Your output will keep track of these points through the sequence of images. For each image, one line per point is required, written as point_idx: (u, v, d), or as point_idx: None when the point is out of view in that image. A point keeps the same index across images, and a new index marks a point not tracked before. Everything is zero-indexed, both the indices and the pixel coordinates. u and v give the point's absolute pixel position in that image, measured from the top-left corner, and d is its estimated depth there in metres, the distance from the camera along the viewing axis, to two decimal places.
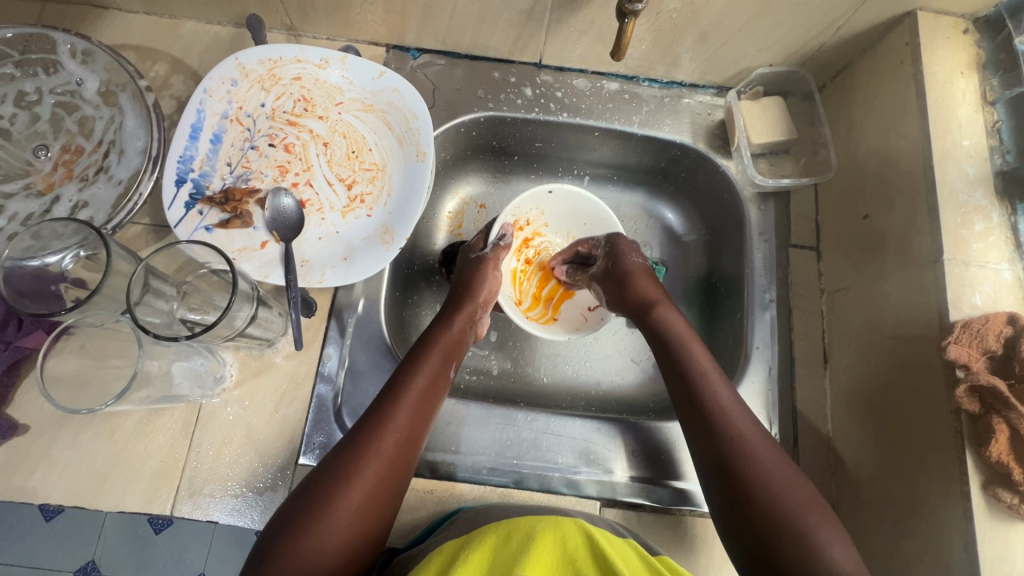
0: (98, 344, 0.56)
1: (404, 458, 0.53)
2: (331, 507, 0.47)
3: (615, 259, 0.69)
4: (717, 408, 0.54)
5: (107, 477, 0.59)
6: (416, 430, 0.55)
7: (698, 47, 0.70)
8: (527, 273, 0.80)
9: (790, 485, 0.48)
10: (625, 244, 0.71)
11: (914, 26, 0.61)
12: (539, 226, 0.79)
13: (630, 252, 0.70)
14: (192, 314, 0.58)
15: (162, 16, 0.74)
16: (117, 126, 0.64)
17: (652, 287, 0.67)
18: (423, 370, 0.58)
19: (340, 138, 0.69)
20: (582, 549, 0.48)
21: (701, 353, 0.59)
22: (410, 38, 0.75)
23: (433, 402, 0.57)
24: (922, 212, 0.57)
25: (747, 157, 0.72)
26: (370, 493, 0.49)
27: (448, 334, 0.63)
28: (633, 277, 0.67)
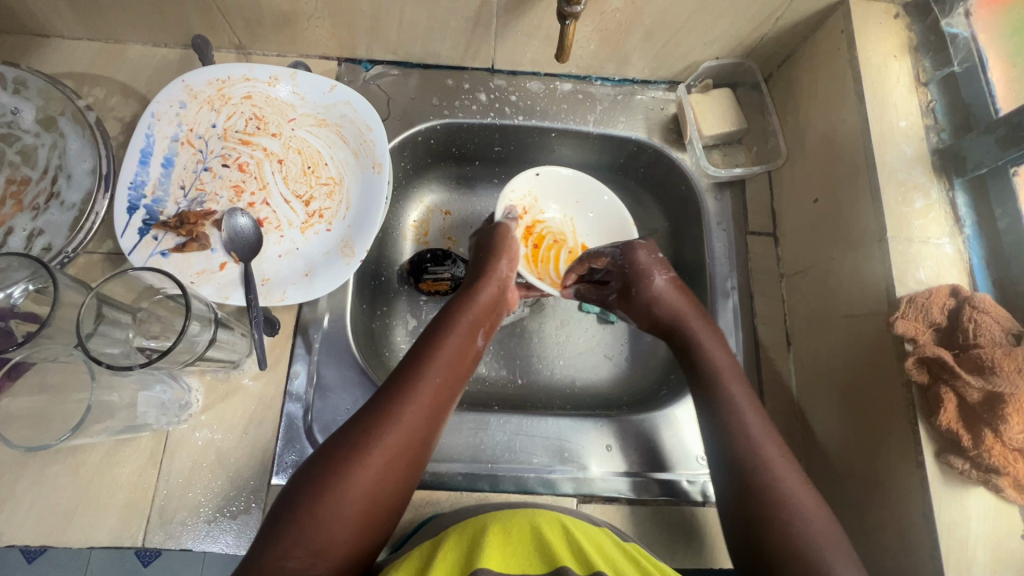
0: (57, 378, 0.55)
1: (430, 425, 0.53)
2: (353, 468, 0.48)
3: (636, 284, 0.67)
4: (743, 432, 0.55)
5: (75, 512, 0.58)
6: (443, 400, 0.55)
7: (645, 44, 0.71)
8: (537, 260, 0.78)
9: (802, 502, 0.51)
10: (642, 262, 0.68)
11: (847, 13, 0.63)
12: (537, 214, 0.78)
13: (648, 271, 0.67)
14: (151, 342, 0.57)
15: (106, 42, 0.74)
16: (61, 151, 0.63)
17: (680, 304, 0.66)
18: (450, 336, 0.59)
19: (294, 154, 0.68)
20: (554, 533, 0.49)
21: (731, 376, 0.60)
22: (361, 51, 0.75)
23: (460, 368, 0.58)
24: (865, 193, 0.59)
25: (700, 149, 0.74)
26: (396, 459, 0.50)
27: (474, 304, 0.63)
28: (659, 299, 0.66)
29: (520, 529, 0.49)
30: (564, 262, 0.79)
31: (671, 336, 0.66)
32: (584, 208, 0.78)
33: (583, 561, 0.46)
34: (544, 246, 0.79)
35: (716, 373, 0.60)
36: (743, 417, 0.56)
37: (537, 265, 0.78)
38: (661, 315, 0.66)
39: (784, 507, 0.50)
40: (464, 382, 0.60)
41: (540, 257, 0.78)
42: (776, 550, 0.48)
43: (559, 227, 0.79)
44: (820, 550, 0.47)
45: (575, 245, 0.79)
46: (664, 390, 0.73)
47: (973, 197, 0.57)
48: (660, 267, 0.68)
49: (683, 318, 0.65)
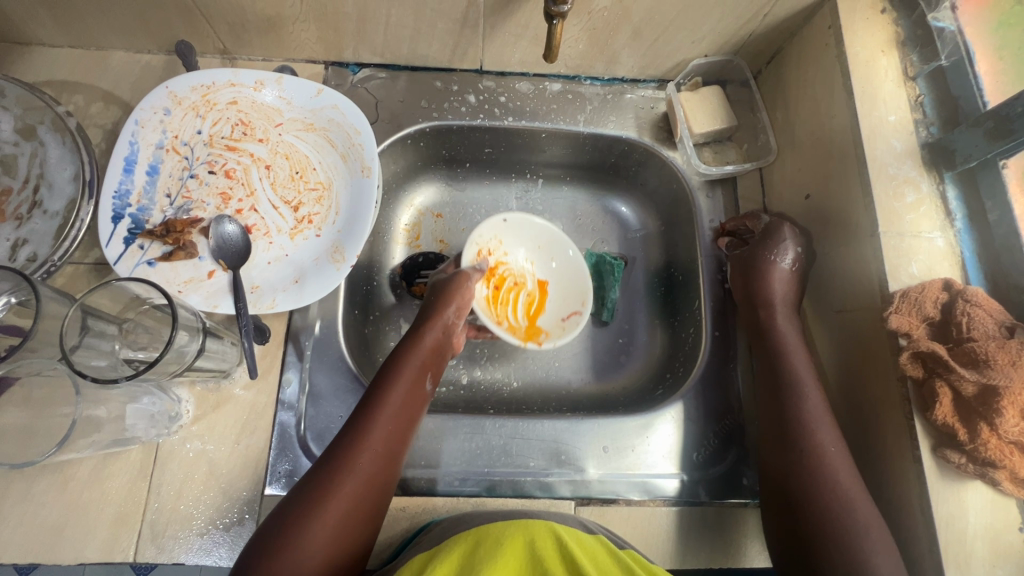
0: (43, 394, 0.54)
1: (382, 473, 0.54)
2: (306, 528, 0.49)
3: (755, 250, 0.65)
4: (803, 413, 0.55)
5: (63, 528, 0.57)
6: (393, 446, 0.56)
7: (634, 43, 0.71)
8: (496, 301, 0.75)
9: (853, 488, 0.51)
10: (776, 238, 0.64)
11: (835, 8, 0.63)
12: (501, 255, 0.76)
13: (775, 250, 0.64)
14: (138, 353, 0.56)
15: (89, 49, 0.73)
16: (41, 160, 0.62)
17: (780, 290, 0.63)
18: (397, 382, 0.59)
19: (282, 159, 0.67)
20: (551, 549, 0.48)
21: (807, 363, 0.59)
22: (348, 54, 0.74)
23: (408, 414, 0.58)
24: (857, 188, 0.59)
25: (691, 147, 0.74)
26: (347, 518, 0.51)
27: (422, 346, 0.63)
28: (767, 273, 0.63)
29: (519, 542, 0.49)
30: (522, 306, 0.77)
31: (752, 311, 0.64)
32: (546, 257, 0.78)
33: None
34: (505, 288, 0.76)
35: (785, 354, 0.60)
36: (809, 400, 0.56)
37: (495, 306, 0.75)
38: (753, 291, 0.64)
39: (831, 502, 0.50)
40: (418, 423, 0.60)
41: (500, 299, 0.75)
42: (818, 538, 0.49)
43: (519, 270, 0.77)
44: (862, 541, 0.48)
45: (533, 287, 0.78)
46: (659, 389, 0.73)
47: (963, 190, 0.57)
48: (789, 249, 0.64)
49: (773, 302, 0.63)
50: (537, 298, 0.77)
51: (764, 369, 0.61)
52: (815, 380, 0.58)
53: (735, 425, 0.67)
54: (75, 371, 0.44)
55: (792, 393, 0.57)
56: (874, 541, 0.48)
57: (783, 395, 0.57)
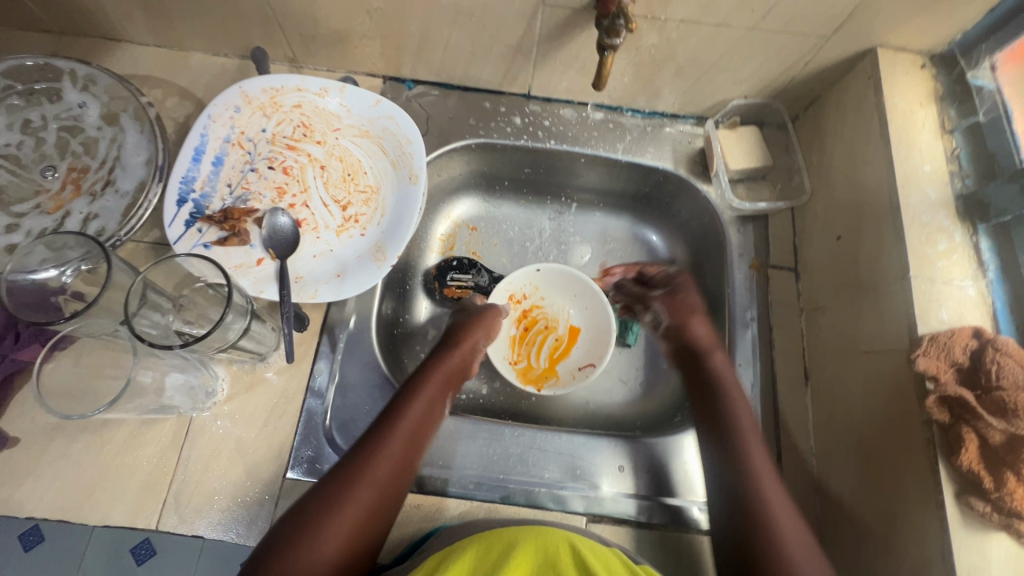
0: (93, 355, 0.59)
1: (403, 477, 0.56)
2: (327, 521, 0.51)
3: (676, 296, 0.73)
4: (748, 455, 0.59)
5: (95, 489, 0.59)
6: (415, 452, 0.58)
7: (676, 81, 0.75)
8: (524, 339, 0.83)
9: (792, 533, 0.54)
10: (686, 283, 0.75)
11: (875, 61, 0.66)
12: (537, 300, 0.84)
13: (691, 299, 0.73)
14: (187, 327, 0.59)
15: (172, 49, 0.79)
16: (119, 144, 0.68)
17: (705, 336, 0.70)
18: (420, 396, 0.61)
19: (336, 161, 0.71)
20: (564, 552, 0.49)
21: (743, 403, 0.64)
22: (406, 70, 0.79)
23: (427, 429, 0.60)
24: (889, 232, 0.60)
25: (726, 182, 0.76)
26: (362, 520, 0.52)
27: (450, 361, 0.66)
28: (694, 316, 0.72)
29: (532, 544, 0.50)
30: (548, 348, 0.82)
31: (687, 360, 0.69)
32: (580, 305, 0.83)
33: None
34: (536, 329, 0.83)
35: (726, 395, 0.64)
36: (752, 449, 0.59)
37: (521, 345, 0.82)
38: (689, 336, 0.70)
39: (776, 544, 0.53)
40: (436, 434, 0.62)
41: (527, 339, 0.83)
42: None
43: (553, 314, 0.83)
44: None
45: (563, 332, 0.83)
46: (678, 417, 0.74)
47: (997, 243, 0.58)
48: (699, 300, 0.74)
49: (708, 348, 0.69)
50: (564, 343, 0.82)
51: (702, 412, 0.65)
52: (753, 422, 0.62)
53: None
54: (136, 334, 0.48)
55: (732, 436, 0.61)
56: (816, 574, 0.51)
57: (722, 442, 0.61)
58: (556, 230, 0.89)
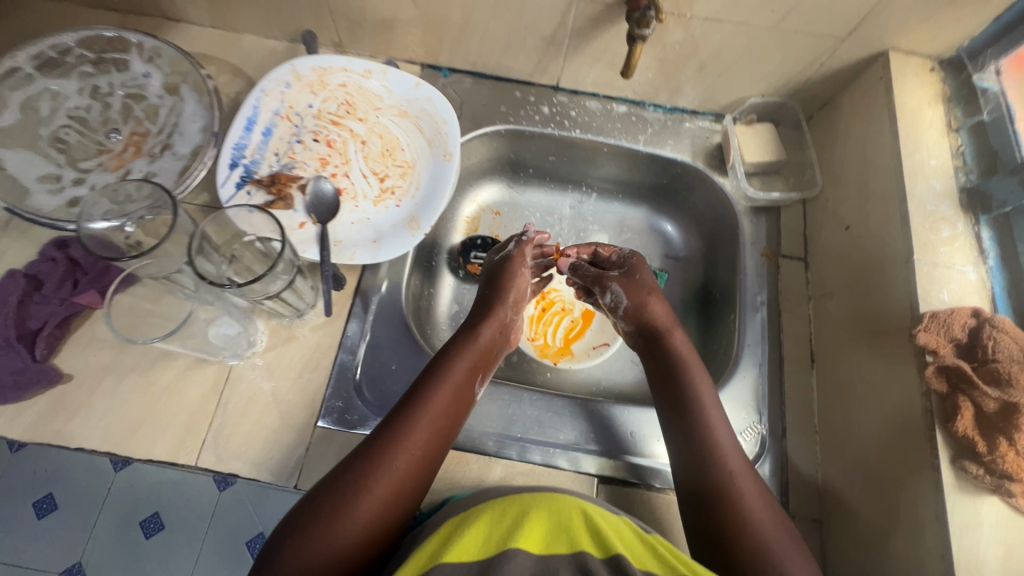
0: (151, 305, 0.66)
1: (427, 457, 0.57)
2: (354, 501, 0.51)
3: (633, 277, 0.74)
4: (715, 438, 0.60)
5: (140, 426, 0.64)
6: (440, 436, 0.58)
7: (698, 77, 0.80)
8: (542, 319, 0.87)
9: (761, 512, 0.56)
10: (642, 262, 0.76)
11: (887, 63, 0.70)
12: (555, 283, 0.89)
13: (649, 280, 0.74)
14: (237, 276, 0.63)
15: (227, 30, 0.85)
16: (178, 111, 0.73)
17: (665, 316, 0.72)
18: (450, 382, 0.61)
19: (376, 137, 0.76)
20: (577, 519, 0.49)
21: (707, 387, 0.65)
22: (443, 58, 0.84)
23: (457, 414, 0.61)
24: (896, 220, 0.63)
25: (741, 174, 0.80)
26: (395, 504, 0.53)
27: (477, 342, 0.67)
28: (653, 295, 0.73)
29: (546, 512, 0.50)
30: (564, 327, 0.87)
31: (649, 342, 0.72)
32: None
33: (603, 548, 0.47)
34: (553, 309, 0.88)
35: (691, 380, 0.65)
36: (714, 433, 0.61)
37: (538, 324, 0.87)
38: (647, 317, 0.72)
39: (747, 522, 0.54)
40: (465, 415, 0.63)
41: (544, 318, 0.87)
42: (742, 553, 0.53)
43: (569, 297, 0.89)
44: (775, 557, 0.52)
45: (578, 314, 0.88)
46: None
47: (998, 233, 0.61)
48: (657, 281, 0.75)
49: (668, 327, 0.71)
50: (579, 324, 0.87)
51: (664, 393, 0.66)
52: (716, 400, 0.64)
53: (758, 434, 0.69)
54: (199, 271, 0.54)
55: (694, 419, 0.62)
56: (787, 545, 0.53)
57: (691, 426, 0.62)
58: (576, 218, 0.94)
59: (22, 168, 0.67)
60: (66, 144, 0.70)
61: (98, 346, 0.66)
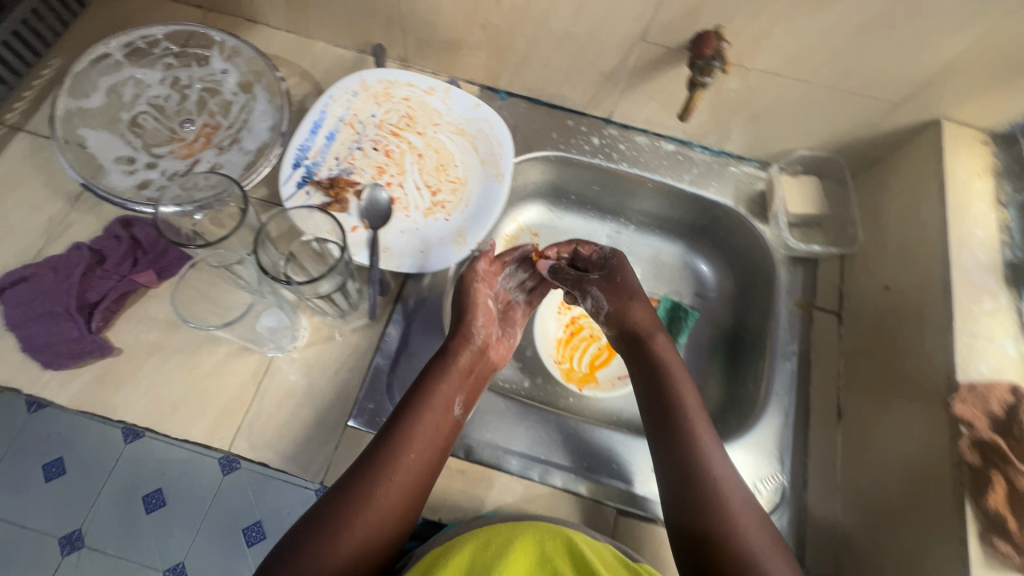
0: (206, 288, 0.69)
1: (411, 476, 0.58)
2: (341, 526, 0.53)
3: (613, 276, 0.73)
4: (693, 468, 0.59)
5: (179, 406, 0.66)
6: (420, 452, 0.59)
7: (748, 126, 0.82)
8: (570, 343, 0.89)
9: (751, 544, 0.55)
10: (623, 261, 0.74)
11: (939, 132, 0.71)
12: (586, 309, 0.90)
13: (630, 280, 0.73)
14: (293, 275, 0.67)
15: (299, 35, 0.89)
16: (249, 108, 0.77)
17: (644, 318, 0.70)
18: (428, 407, 0.62)
19: (433, 152, 0.79)
20: (560, 550, 0.50)
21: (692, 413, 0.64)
22: (502, 82, 0.87)
23: (438, 438, 0.61)
24: (938, 287, 0.64)
25: (784, 224, 0.81)
26: (381, 531, 0.55)
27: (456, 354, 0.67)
28: (634, 297, 0.71)
29: (528, 543, 0.50)
30: (591, 354, 0.88)
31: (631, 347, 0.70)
32: None
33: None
34: (582, 334, 0.89)
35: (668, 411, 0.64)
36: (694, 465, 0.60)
37: (566, 347, 0.89)
38: (624, 324, 0.71)
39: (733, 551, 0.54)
40: (449, 428, 0.63)
41: (572, 343, 0.89)
42: None
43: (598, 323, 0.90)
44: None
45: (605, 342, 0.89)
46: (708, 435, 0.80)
47: None
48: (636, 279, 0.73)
49: (650, 331, 0.70)
50: (605, 352, 0.88)
51: (650, 411, 0.65)
52: (703, 417, 0.64)
53: (778, 484, 0.69)
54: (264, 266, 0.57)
55: (674, 447, 0.61)
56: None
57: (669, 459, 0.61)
58: (611, 246, 0.96)
59: (102, 148, 0.71)
60: (142, 129, 0.74)
61: (149, 324, 0.69)
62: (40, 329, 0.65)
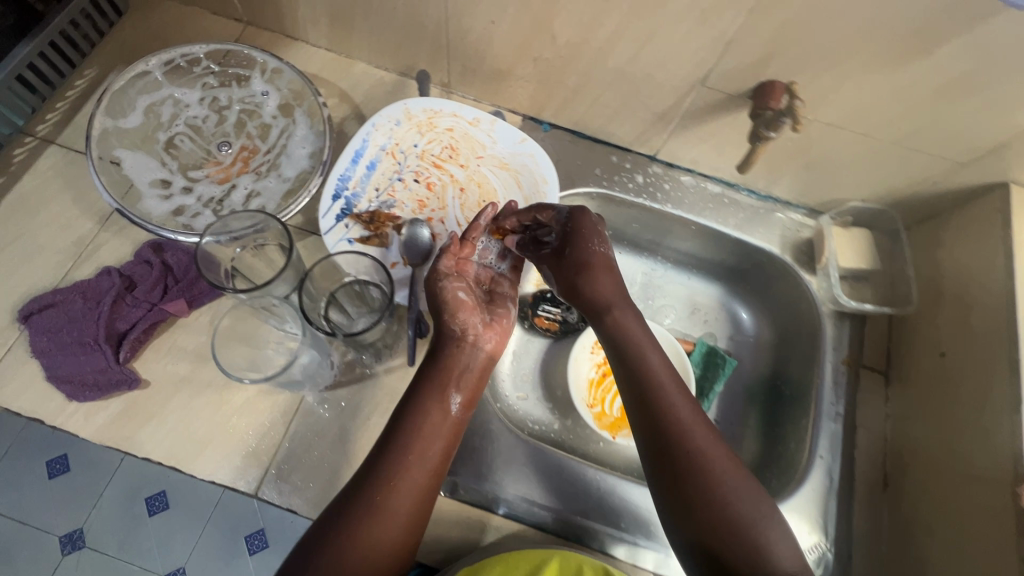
0: (247, 331, 0.68)
1: (412, 476, 0.56)
2: (350, 536, 0.52)
3: (575, 247, 0.66)
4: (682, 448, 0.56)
5: (207, 445, 0.64)
6: (417, 446, 0.57)
7: (800, 174, 0.79)
8: (602, 384, 0.84)
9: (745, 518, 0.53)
10: (587, 225, 0.66)
11: (1007, 195, 0.68)
12: None
13: (592, 245, 0.65)
14: (336, 321, 0.66)
15: (339, 55, 0.86)
16: (289, 133, 0.74)
17: (611, 290, 0.65)
18: (427, 406, 0.60)
19: (475, 186, 0.76)
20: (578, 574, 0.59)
21: (674, 392, 0.60)
22: (546, 113, 0.84)
23: (434, 434, 0.58)
24: (1004, 363, 0.62)
25: (835, 277, 0.78)
26: (394, 545, 0.53)
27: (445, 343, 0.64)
28: (596, 268, 0.65)
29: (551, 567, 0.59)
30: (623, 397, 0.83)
31: (599, 321, 0.65)
32: None
33: None
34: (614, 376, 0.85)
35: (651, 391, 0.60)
36: (683, 444, 0.56)
37: (598, 390, 0.84)
38: (589, 299, 0.65)
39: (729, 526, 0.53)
40: (444, 418, 0.60)
41: (604, 385, 0.84)
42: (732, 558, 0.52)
43: None
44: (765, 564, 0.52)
45: None
46: None
47: None
48: (601, 243, 0.66)
49: (615, 304, 0.64)
50: None
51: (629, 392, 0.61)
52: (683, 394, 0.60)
53: (822, 555, 0.66)
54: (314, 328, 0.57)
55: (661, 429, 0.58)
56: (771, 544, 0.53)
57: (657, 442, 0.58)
58: (646, 285, 0.93)
59: (137, 171, 0.70)
60: (178, 151, 0.72)
61: (178, 356, 0.67)
62: (68, 359, 0.63)
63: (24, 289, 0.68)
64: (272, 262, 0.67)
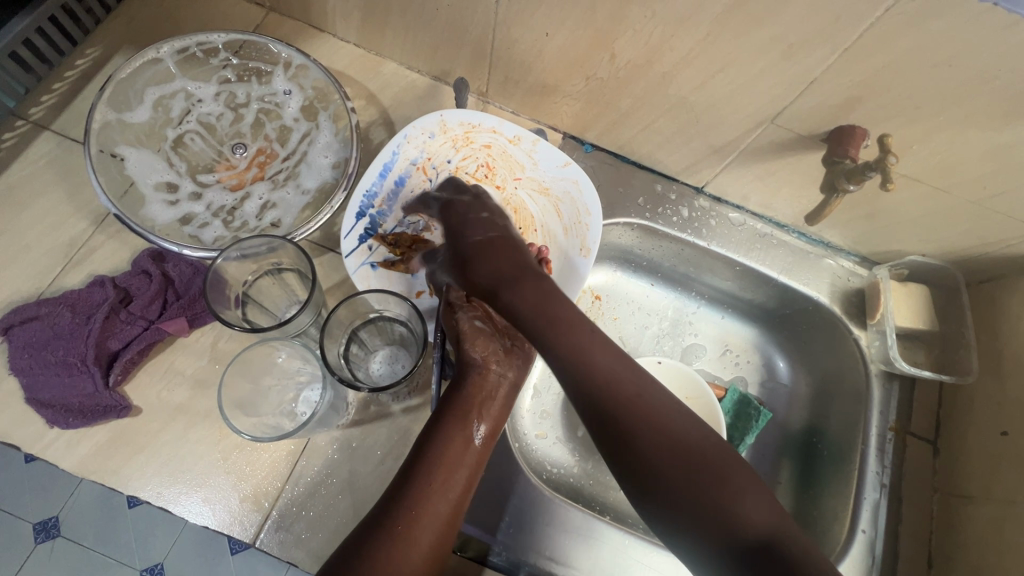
0: (257, 368, 0.60)
1: (435, 518, 0.48)
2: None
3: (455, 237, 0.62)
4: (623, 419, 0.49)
5: (203, 483, 0.58)
6: (438, 481, 0.50)
7: (859, 223, 0.74)
8: None
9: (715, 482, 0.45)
10: (461, 214, 0.64)
11: None
12: None
13: (470, 227, 0.63)
14: (355, 364, 0.61)
15: (368, 52, 0.79)
16: (311, 139, 0.67)
17: (496, 263, 0.58)
18: (452, 438, 0.53)
19: (510, 211, 0.71)
20: None
21: (596, 358, 0.52)
22: (590, 134, 0.78)
23: (461, 471, 0.51)
24: None
25: (892, 337, 0.72)
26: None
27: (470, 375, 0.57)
28: (477, 252, 0.60)
29: None
30: None
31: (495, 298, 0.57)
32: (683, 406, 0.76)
33: None
34: None
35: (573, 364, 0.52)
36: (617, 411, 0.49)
37: None
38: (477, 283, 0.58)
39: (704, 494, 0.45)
40: (469, 456, 0.53)
41: None
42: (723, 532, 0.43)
43: None
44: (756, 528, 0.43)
45: None
46: None
47: None
48: (483, 222, 0.63)
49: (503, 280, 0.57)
50: None
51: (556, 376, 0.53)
52: (606, 355, 0.52)
53: None
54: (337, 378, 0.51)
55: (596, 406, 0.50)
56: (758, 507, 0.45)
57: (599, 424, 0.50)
58: (677, 322, 0.87)
59: (142, 170, 0.63)
60: (188, 151, 0.66)
61: (174, 381, 0.60)
62: (51, 380, 0.57)
63: (7, 294, 0.62)
64: (290, 294, 0.61)
